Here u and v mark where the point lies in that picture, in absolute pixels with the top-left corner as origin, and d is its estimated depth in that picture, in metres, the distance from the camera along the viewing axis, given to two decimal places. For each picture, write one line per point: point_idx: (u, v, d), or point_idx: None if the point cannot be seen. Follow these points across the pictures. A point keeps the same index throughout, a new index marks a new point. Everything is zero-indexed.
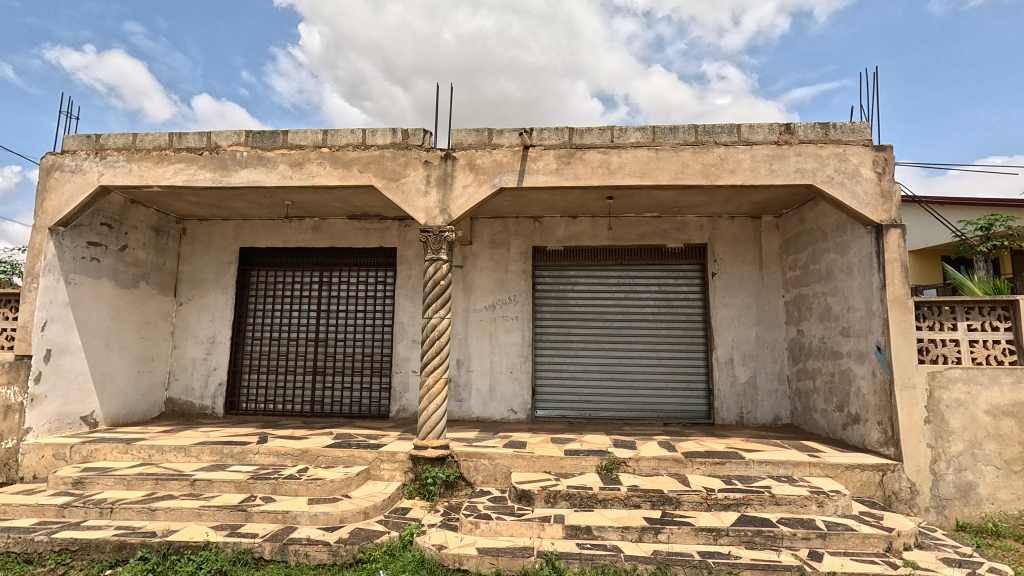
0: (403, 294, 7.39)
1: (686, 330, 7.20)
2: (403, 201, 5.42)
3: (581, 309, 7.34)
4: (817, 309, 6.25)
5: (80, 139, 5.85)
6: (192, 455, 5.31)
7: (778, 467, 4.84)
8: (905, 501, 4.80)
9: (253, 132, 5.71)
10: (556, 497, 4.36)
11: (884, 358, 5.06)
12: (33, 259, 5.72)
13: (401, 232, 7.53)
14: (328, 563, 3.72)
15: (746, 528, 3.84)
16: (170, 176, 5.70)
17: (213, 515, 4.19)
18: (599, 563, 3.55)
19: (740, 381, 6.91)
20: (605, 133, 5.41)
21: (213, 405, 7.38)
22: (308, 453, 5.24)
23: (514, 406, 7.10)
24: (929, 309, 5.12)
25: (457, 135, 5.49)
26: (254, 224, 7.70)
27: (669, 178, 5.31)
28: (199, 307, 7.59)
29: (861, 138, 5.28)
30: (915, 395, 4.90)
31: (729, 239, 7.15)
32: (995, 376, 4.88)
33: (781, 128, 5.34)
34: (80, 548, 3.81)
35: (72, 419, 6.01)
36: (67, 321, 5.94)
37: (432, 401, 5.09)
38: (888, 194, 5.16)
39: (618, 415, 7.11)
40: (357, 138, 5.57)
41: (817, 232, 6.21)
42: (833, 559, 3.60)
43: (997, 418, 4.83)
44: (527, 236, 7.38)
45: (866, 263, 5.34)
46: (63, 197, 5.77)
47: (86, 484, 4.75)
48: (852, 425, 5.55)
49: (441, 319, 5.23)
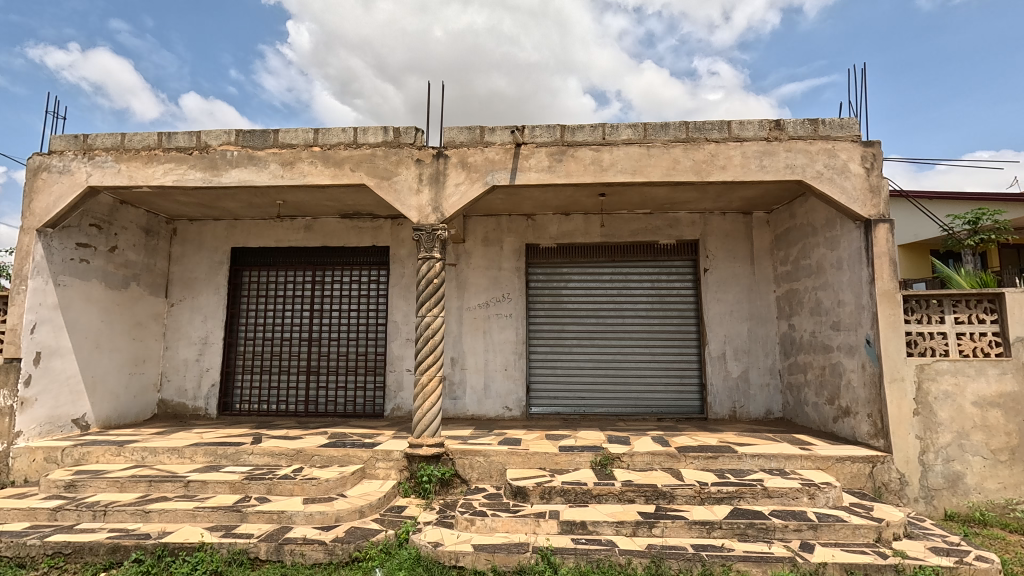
0: (396, 293, 7.38)
1: (679, 326, 7.25)
2: (395, 199, 5.42)
3: (575, 306, 7.37)
4: (807, 303, 6.30)
5: (67, 139, 5.78)
6: (185, 456, 5.29)
7: (770, 460, 4.89)
8: (895, 491, 4.86)
9: (244, 131, 5.67)
10: (551, 493, 4.39)
11: (874, 351, 5.11)
12: (21, 260, 5.67)
13: (394, 230, 7.51)
14: (324, 562, 3.72)
15: (739, 521, 3.88)
16: (160, 176, 5.66)
17: (208, 516, 4.17)
18: (595, 558, 3.58)
19: (732, 376, 6.97)
20: (596, 130, 5.42)
21: (207, 406, 7.36)
22: (303, 453, 5.23)
23: (509, 403, 7.13)
24: (917, 303, 5.17)
25: (449, 133, 5.48)
26: (245, 223, 7.65)
27: (661, 175, 5.34)
28: (190, 307, 7.55)
29: (849, 134, 5.32)
30: (904, 387, 4.97)
31: (721, 235, 7.20)
32: (981, 367, 4.95)
33: (771, 124, 5.37)
34: (75, 551, 3.79)
35: (63, 422, 5.96)
36: (57, 323, 5.89)
37: (426, 400, 5.10)
38: (877, 188, 5.22)
39: (611, 411, 7.15)
40: (348, 137, 5.55)
41: (808, 228, 6.26)
42: (824, 550, 3.65)
43: (984, 409, 4.91)
44: (520, 233, 7.39)
45: (856, 258, 5.39)
46: (51, 198, 5.71)
47: (79, 487, 4.72)
48: (843, 417, 5.62)
49: (434, 318, 5.24)
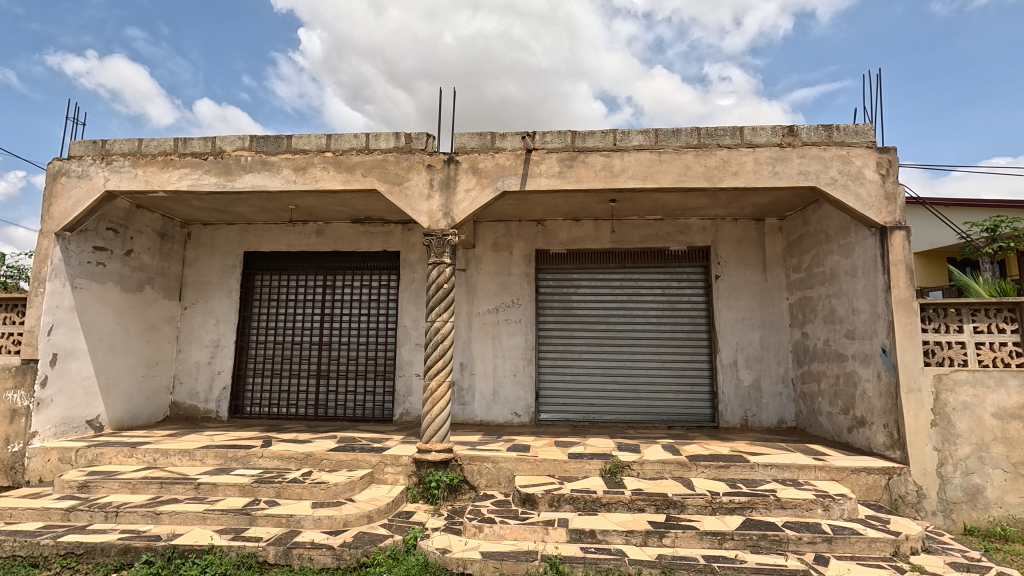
0: (406, 298, 7.41)
1: (690, 333, 7.19)
2: (406, 204, 5.44)
3: (584, 312, 7.34)
4: (821, 311, 6.23)
5: (86, 144, 5.89)
6: (197, 459, 5.33)
7: (783, 471, 4.82)
8: (912, 504, 4.76)
9: (258, 137, 5.72)
10: (560, 500, 4.35)
11: (889, 360, 5.04)
12: (40, 263, 5.77)
13: (404, 235, 7.55)
14: (332, 567, 3.71)
15: (751, 533, 3.81)
16: (175, 181, 5.73)
17: (218, 518, 4.20)
18: (604, 566, 3.54)
19: (744, 385, 6.89)
20: (607, 136, 5.41)
21: (218, 409, 7.41)
22: (312, 457, 5.25)
23: (518, 409, 7.09)
24: (934, 311, 5.08)
25: (459, 139, 5.50)
26: (258, 228, 7.72)
27: (672, 181, 5.31)
28: (203, 310, 7.63)
29: (864, 140, 5.26)
30: (921, 398, 4.88)
31: (733, 242, 7.14)
32: (1001, 378, 4.84)
33: (784, 130, 5.32)
34: (86, 552, 3.82)
35: (77, 423, 6.03)
36: (73, 325, 5.97)
37: (435, 405, 5.11)
38: (892, 195, 5.15)
39: (620, 418, 7.09)
40: (361, 142, 5.59)
41: (821, 234, 6.19)
42: (839, 563, 3.58)
43: (1004, 421, 4.79)
44: (531, 239, 7.39)
45: (870, 265, 5.32)
46: (69, 203, 5.81)
47: (92, 488, 4.78)
48: (857, 427, 5.53)
49: (444, 322, 5.24)
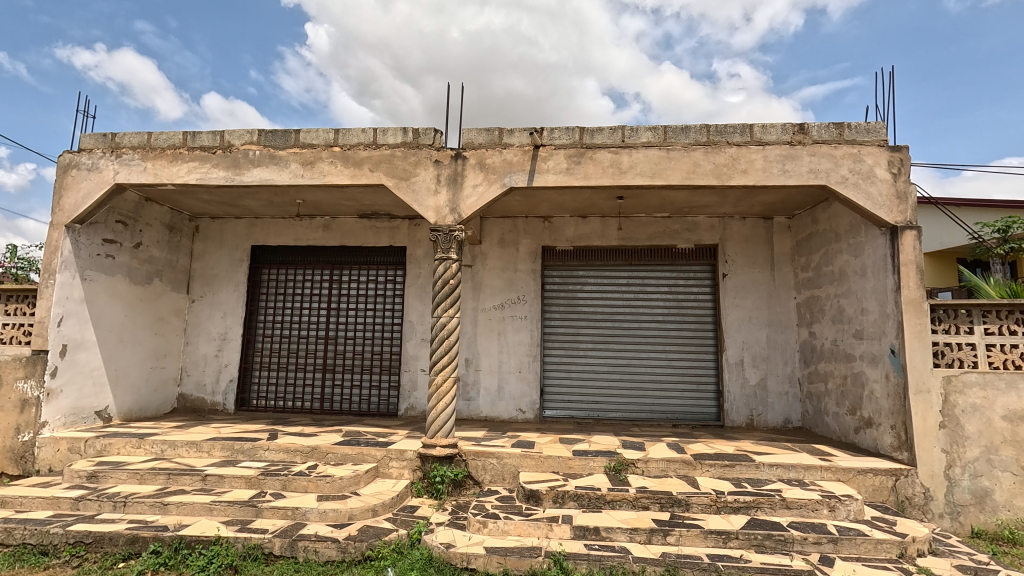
0: (412, 293, 7.42)
1: (696, 332, 7.15)
2: (413, 199, 5.44)
3: (590, 309, 7.32)
4: (829, 311, 6.18)
5: (96, 137, 5.92)
6: (204, 450, 5.37)
7: (789, 471, 4.80)
8: (919, 506, 4.73)
9: (266, 131, 5.74)
10: (564, 497, 4.35)
11: (898, 361, 5.00)
12: (50, 255, 5.81)
13: (411, 230, 7.56)
14: (337, 559, 3.74)
15: (756, 532, 3.80)
16: (184, 174, 5.76)
17: (224, 510, 4.23)
18: (608, 564, 3.54)
19: (751, 384, 6.86)
20: (616, 132, 5.38)
21: (225, 402, 7.46)
22: (318, 450, 5.28)
23: (523, 405, 7.10)
24: (945, 312, 5.02)
25: (468, 135, 5.49)
26: (265, 222, 7.76)
27: (680, 178, 5.28)
28: (210, 304, 7.67)
29: (876, 138, 5.20)
30: (929, 399, 4.84)
31: (741, 240, 7.10)
32: (1012, 381, 4.80)
33: (794, 128, 5.28)
34: (94, 541, 3.86)
35: (86, 413, 6.10)
36: (82, 317, 6.02)
37: (440, 400, 5.12)
38: (904, 194, 5.09)
39: (625, 416, 7.08)
40: (368, 137, 5.59)
41: (830, 233, 6.14)
42: (844, 563, 3.56)
43: (1014, 423, 4.74)
44: (537, 236, 7.37)
45: (880, 265, 5.28)
46: (79, 195, 5.85)
47: (100, 478, 4.82)
48: (864, 428, 5.49)
49: (450, 318, 5.24)
